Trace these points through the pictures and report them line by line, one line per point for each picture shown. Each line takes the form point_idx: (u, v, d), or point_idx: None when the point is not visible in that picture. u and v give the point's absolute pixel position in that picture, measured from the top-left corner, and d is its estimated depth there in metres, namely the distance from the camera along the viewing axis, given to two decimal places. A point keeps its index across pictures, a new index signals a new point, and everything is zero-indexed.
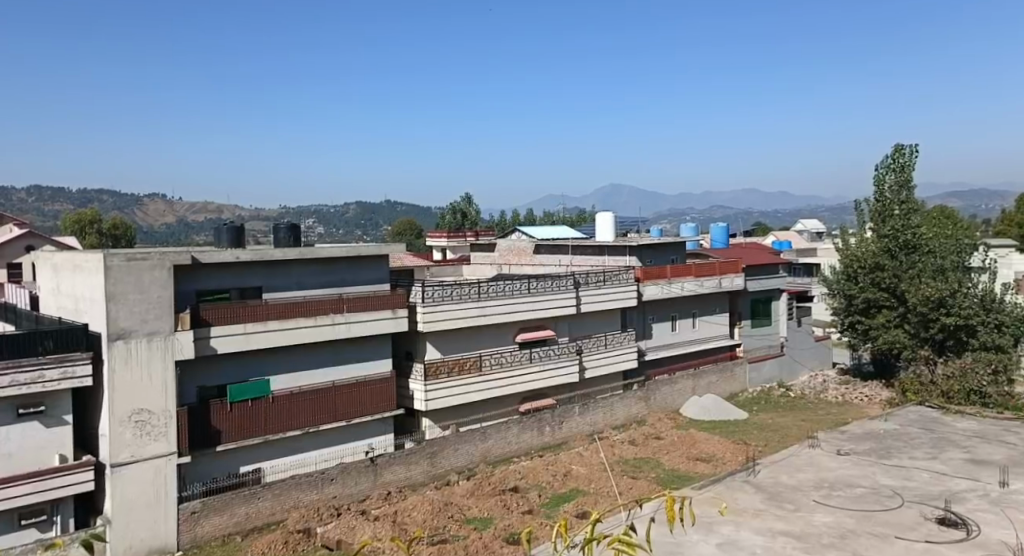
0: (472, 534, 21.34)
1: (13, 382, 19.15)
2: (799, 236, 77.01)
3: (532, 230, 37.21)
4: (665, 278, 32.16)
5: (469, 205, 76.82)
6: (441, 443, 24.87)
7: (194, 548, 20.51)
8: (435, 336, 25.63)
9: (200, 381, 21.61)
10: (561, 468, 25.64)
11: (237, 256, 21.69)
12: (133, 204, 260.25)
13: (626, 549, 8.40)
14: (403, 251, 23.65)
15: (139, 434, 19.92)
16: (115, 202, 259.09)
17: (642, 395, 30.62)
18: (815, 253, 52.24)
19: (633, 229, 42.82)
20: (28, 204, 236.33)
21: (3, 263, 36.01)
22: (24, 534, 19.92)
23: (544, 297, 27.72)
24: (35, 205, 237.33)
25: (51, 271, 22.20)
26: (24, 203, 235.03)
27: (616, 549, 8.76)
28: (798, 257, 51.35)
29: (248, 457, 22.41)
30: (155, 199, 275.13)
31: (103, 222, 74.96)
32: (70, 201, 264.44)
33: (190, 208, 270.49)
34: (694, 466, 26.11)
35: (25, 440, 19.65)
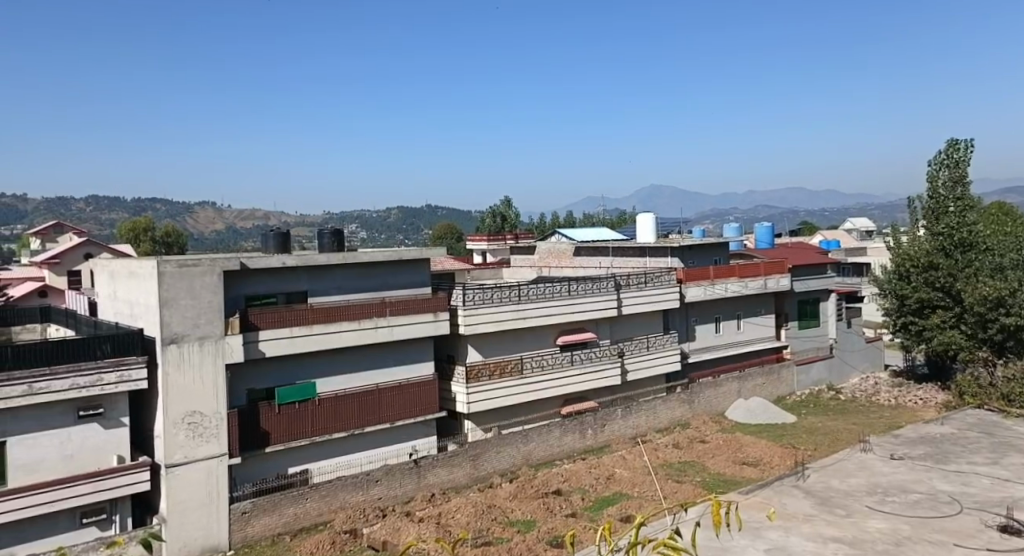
0: (516, 536, 21.40)
1: (74, 385, 19.96)
2: (848, 235, 75.29)
3: (572, 232, 37.17)
4: (709, 279, 31.80)
5: (509, 208, 77.13)
6: (483, 445, 25.02)
7: (245, 547, 21.03)
8: (476, 339, 25.81)
9: (249, 384, 22.18)
10: (604, 471, 25.56)
11: (283, 261, 22.22)
12: (190, 214, 267.90)
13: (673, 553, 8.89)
14: (443, 255, 23.93)
15: (192, 436, 20.53)
16: (172, 212, 267.15)
17: (685, 398, 30.30)
18: (864, 252, 51.05)
19: (675, 229, 42.45)
20: (91, 216, 244.97)
21: (64, 269, 37.43)
22: (85, 532, 20.71)
23: (585, 299, 27.68)
24: (98, 217, 246.04)
25: (108, 278, 23.07)
26: (88, 215, 243.89)
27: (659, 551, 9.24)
28: (846, 256, 50.24)
29: (296, 458, 22.91)
30: (211, 210, 282.81)
31: (156, 229, 77.31)
32: (131, 212, 273.62)
33: (245, 217, 277.28)
34: (741, 470, 25.71)
35: (84, 441, 20.44)
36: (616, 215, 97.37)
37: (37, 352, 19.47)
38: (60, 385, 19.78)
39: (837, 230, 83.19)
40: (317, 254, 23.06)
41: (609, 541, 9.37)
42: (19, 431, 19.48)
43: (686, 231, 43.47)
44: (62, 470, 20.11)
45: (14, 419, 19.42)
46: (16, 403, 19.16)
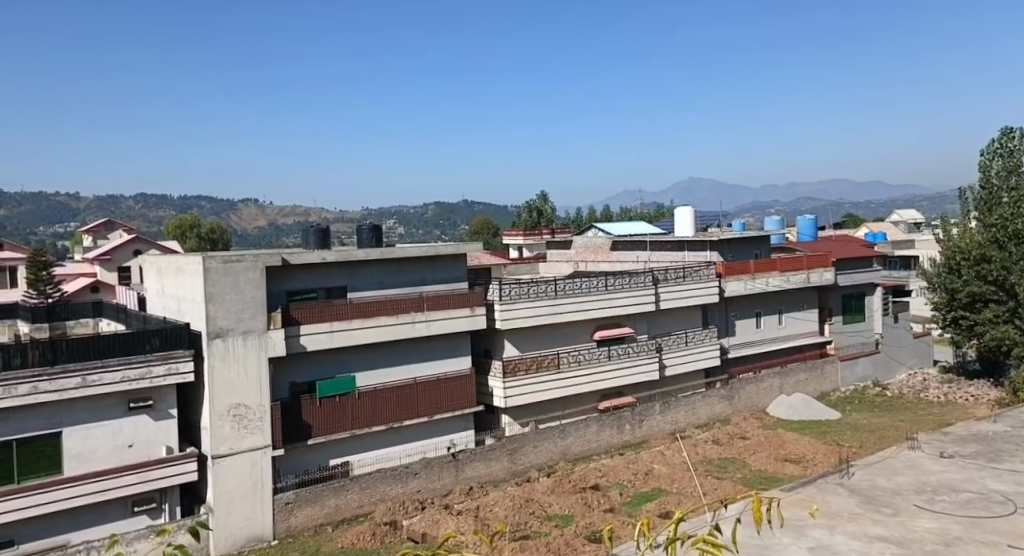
0: (554, 531, 21.42)
1: (124, 378, 20.60)
2: (894, 227, 73.50)
3: (609, 226, 36.97)
4: (749, 273, 31.35)
5: (546, 203, 77.02)
6: (520, 440, 25.12)
7: (289, 538, 21.49)
8: (513, 334, 25.90)
9: (291, 378, 22.62)
10: (642, 467, 25.43)
11: (324, 257, 22.58)
12: (240, 211, 273.41)
13: (714, 550, 8.92)
14: (479, 250, 24.07)
15: (237, 428, 21.01)
16: (223, 209, 273.28)
17: (725, 394, 29.95)
18: (913, 245, 49.73)
19: (715, 223, 41.92)
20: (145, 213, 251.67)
21: (116, 264, 38.52)
22: (136, 520, 21.40)
23: (623, 294, 27.55)
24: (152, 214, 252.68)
25: (157, 274, 23.75)
26: (143, 213, 250.60)
27: (700, 547, 9.27)
28: (893, 249, 49.08)
29: (337, 451, 23.33)
30: (261, 207, 288.30)
31: (201, 226, 79.04)
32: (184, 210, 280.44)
33: (293, 214, 281.99)
34: (783, 468, 25.31)
35: (135, 433, 21.12)
36: (656, 209, 96.62)
37: (89, 346, 20.15)
38: (112, 378, 20.45)
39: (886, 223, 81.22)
40: (356, 250, 23.42)
41: (649, 535, 9.45)
42: (73, 422, 20.21)
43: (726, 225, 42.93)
44: (114, 460, 20.82)
45: (68, 410, 20.15)
46: (70, 395, 19.86)
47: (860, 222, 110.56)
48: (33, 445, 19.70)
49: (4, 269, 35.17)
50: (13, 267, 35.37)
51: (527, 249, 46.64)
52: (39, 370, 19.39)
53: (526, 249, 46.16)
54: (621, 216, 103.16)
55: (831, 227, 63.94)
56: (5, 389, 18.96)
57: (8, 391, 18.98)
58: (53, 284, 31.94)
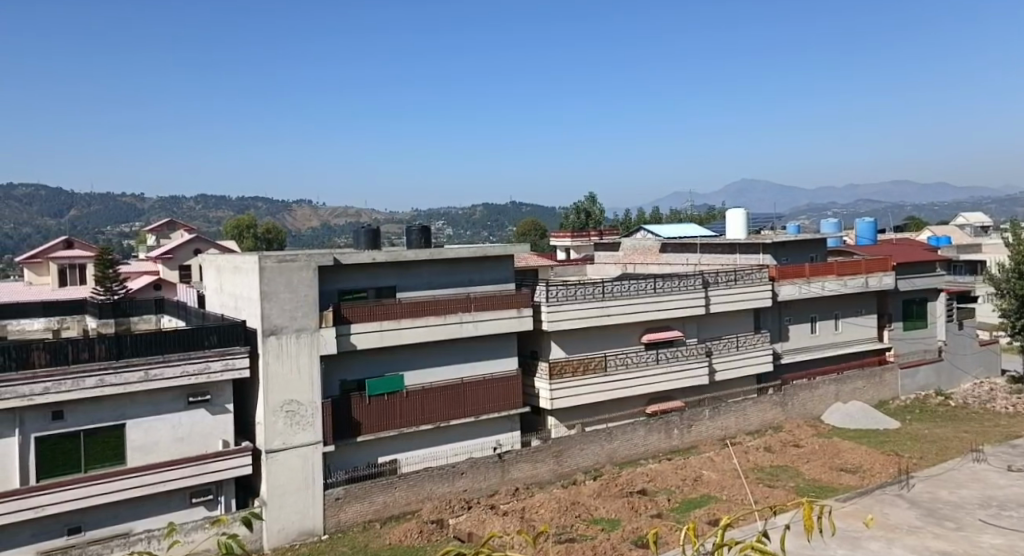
0: (601, 535, 21.30)
1: (183, 372, 21.35)
2: (956, 229, 70.90)
3: (659, 228, 36.56)
4: (804, 277, 30.61)
5: (594, 204, 76.65)
6: (567, 442, 25.06)
7: (339, 533, 21.90)
8: (561, 336, 25.84)
9: (341, 375, 23.02)
10: (691, 473, 25.07)
11: (374, 258, 22.91)
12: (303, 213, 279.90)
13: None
14: (526, 251, 24.16)
15: (290, 424, 21.49)
16: (286, 211, 280.02)
17: (778, 400, 29.30)
18: (979, 248, 47.84)
19: (769, 226, 41.06)
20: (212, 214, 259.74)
21: (176, 265, 39.68)
22: (194, 511, 22.11)
23: (672, 297, 27.20)
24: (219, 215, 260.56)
25: (216, 272, 24.50)
26: (210, 214, 258.74)
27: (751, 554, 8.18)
28: (956, 253, 47.34)
29: (385, 449, 23.65)
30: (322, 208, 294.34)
31: (257, 226, 81.18)
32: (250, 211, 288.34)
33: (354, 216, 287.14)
34: (838, 478, 24.60)
35: (193, 426, 21.87)
36: (706, 211, 95.24)
37: (151, 342, 20.95)
38: (172, 372, 21.21)
39: (950, 226, 78.37)
40: (405, 250, 23.73)
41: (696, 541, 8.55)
42: (136, 415, 21.04)
43: (779, 227, 42.05)
44: (173, 452, 21.58)
45: (131, 403, 20.98)
46: (133, 389, 20.68)
47: (925, 224, 106.86)
48: (99, 437, 20.57)
49: (74, 266, 36.76)
50: (83, 264, 36.95)
51: (574, 250, 46.45)
52: (104, 364, 20.25)
53: (573, 251, 45.99)
54: (670, 218, 102.11)
55: (888, 231, 62.03)
56: (73, 382, 19.84)
57: (76, 384, 19.86)
58: (119, 282, 32.35)
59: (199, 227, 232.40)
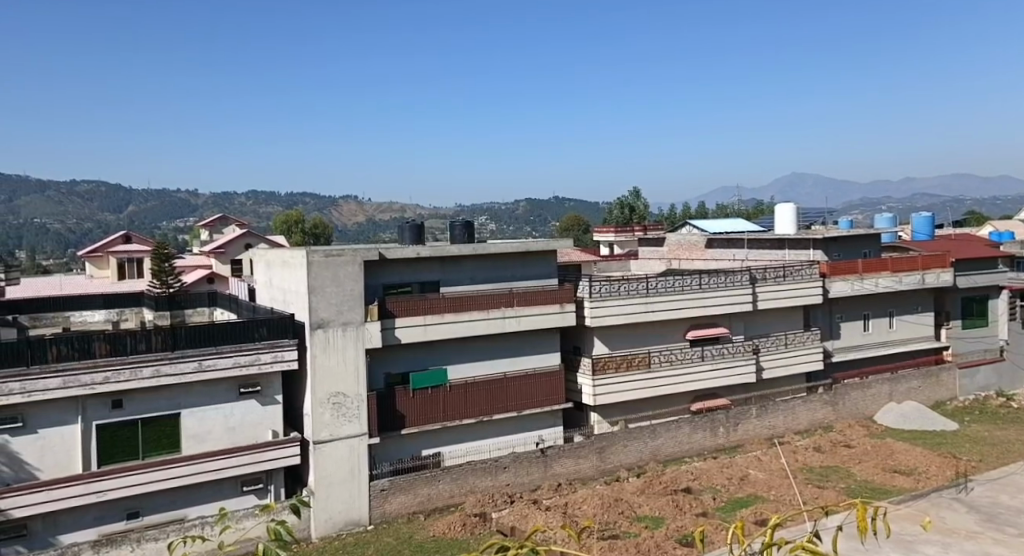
0: (644, 532, 21.14)
1: (235, 363, 21.95)
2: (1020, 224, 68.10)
3: (705, 223, 36.00)
4: (857, 273, 29.78)
5: (638, 199, 75.83)
6: (610, 438, 24.92)
7: (384, 523, 22.24)
8: (603, 332, 25.67)
9: (386, 368, 23.32)
10: (738, 472, 24.70)
11: (418, 253, 23.10)
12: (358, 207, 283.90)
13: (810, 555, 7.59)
14: (568, 246, 24.07)
15: (337, 416, 21.89)
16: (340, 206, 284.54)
17: (828, 400, 28.62)
18: None
19: (820, 221, 40.16)
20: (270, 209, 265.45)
21: (227, 259, 40.61)
22: (245, 499, 22.71)
23: (717, 293, 26.73)
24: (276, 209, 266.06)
25: (265, 266, 25.06)
26: (268, 208, 264.50)
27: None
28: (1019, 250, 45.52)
29: (430, 441, 23.89)
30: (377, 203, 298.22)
31: (305, 221, 82.55)
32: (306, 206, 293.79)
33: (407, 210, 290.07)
34: (892, 479, 23.87)
35: (244, 416, 22.48)
36: (757, 205, 93.36)
37: (204, 333, 21.59)
38: (224, 363, 21.82)
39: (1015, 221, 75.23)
40: (449, 245, 23.88)
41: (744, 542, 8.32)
42: (191, 405, 21.71)
43: (831, 223, 40.94)
44: (226, 441, 22.19)
45: (186, 393, 21.64)
46: (188, 379, 21.32)
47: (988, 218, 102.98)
48: (156, 425, 21.29)
49: (132, 260, 37.99)
50: (140, 259, 38.18)
51: (618, 246, 46.03)
52: (160, 355, 20.91)
53: (617, 246, 45.60)
54: (717, 214, 100.34)
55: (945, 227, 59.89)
56: (131, 371, 20.54)
57: (134, 374, 20.55)
58: (174, 275, 33.32)
59: (255, 221, 237.18)
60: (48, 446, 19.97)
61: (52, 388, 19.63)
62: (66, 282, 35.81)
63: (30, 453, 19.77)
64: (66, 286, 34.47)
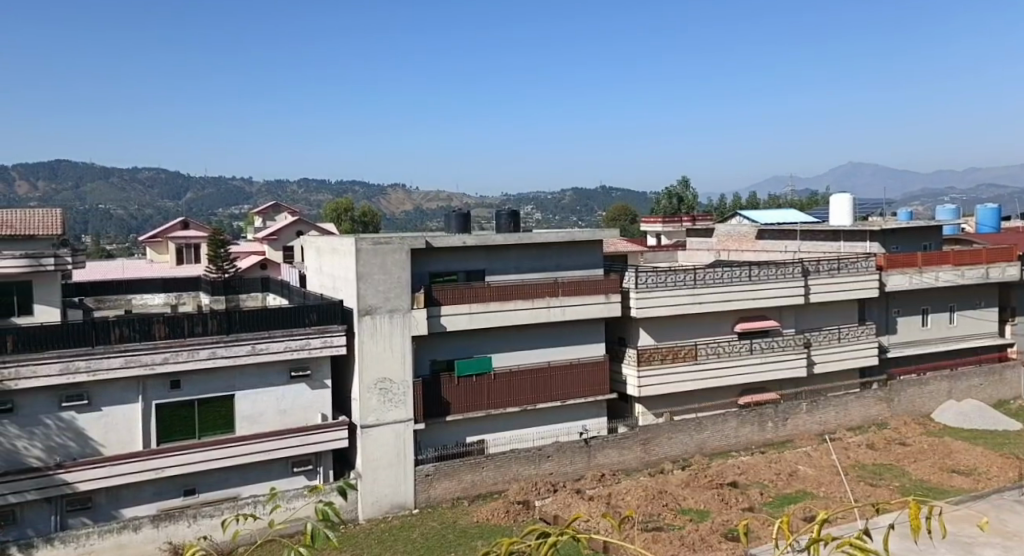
0: (688, 525, 20.88)
1: (287, 347, 22.45)
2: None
3: (756, 214, 35.27)
4: (916, 266, 28.77)
5: (687, 189, 74.69)
6: (654, 430, 24.75)
7: (429, 507, 22.54)
8: (649, 323, 25.42)
9: (432, 355, 23.56)
10: (786, 467, 24.24)
11: (464, 241, 23.22)
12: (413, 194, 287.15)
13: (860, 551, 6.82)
14: (614, 236, 23.86)
15: (383, 401, 22.20)
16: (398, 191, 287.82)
17: (883, 396, 27.81)
18: None
19: (877, 212, 38.99)
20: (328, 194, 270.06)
21: (280, 246, 41.46)
22: (296, 479, 23.28)
23: (768, 285, 26.17)
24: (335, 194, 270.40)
25: (315, 253, 25.49)
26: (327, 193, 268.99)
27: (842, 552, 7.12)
28: None
29: (474, 429, 24.08)
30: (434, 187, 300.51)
31: (355, 209, 83.70)
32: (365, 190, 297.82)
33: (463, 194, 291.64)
34: (950, 479, 23.01)
35: (295, 399, 23.02)
36: (813, 195, 90.99)
37: (257, 318, 22.14)
38: (277, 347, 22.35)
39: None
40: (495, 234, 23.91)
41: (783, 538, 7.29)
42: (244, 387, 22.32)
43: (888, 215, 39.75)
44: (278, 423, 22.77)
45: (240, 375, 22.25)
46: (242, 362, 21.92)
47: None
48: (212, 405, 21.97)
49: (190, 245, 39.13)
50: (197, 244, 39.29)
51: (665, 236, 45.46)
52: (216, 338, 21.55)
53: (664, 237, 45.04)
54: (769, 205, 98.30)
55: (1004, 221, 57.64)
56: (189, 353, 21.21)
57: (191, 355, 21.23)
58: (229, 261, 34.23)
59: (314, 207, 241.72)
60: (111, 423, 20.80)
61: (115, 367, 20.39)
62: (128, 266, 37.16)
63: (95, 429, 20.61)
64: (128, 269, 35.75)
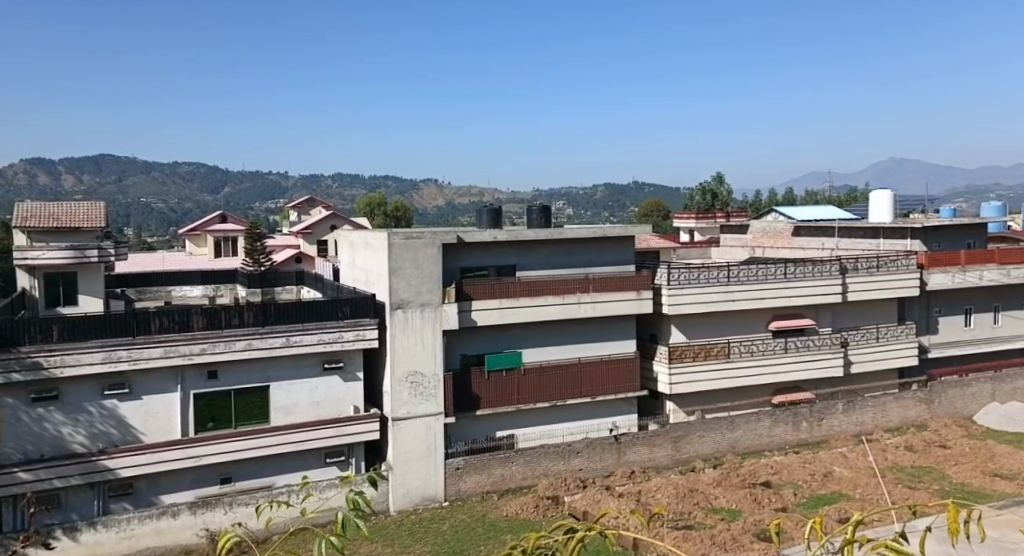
0: (719, 524, 20.63)
1: (320, 340, 22.70)
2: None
3: (793, 211, 34.66)
4: (959, 265, 27.99)
5: (721, 185, 73.71)
6: (686, 428, 24.54)
7: (458, 501, 22.64)
8: (681, 320, 25.15)
9: (463, 349, 23.61)
10: (821, 468, 23.83)
11: (495, 236, 23.21)
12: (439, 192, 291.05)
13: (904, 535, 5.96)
14: (645, 232, 23.66)
15: (414, 394, 22.29)
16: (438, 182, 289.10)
17: (923, 397, 27.17)
18: None
19: (919, 209, 38.07)
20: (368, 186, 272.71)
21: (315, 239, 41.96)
22: (328, 470, 23.56)
23: (803, 283, 25.71)
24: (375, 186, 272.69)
25: (349, 248, 25.68)
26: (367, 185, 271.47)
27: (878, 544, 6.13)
28: None
29: (504, 424, 24.12)
30: None
31: (389, 203, 84.28)
32: None
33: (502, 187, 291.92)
34: (992, 483, 22.35)
35: (329, 391, 23.29)
36: (850, 192, 89.02)
37: (292, 310, 22.41)
38: (310, 340, 22.61)
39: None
40: (526, 230, 23.85)
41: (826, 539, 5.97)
42: (279, 378, 22.65)
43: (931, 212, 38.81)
44: (312, 414, 23.07)
45: (275, 367, 22.57)
46: (277, 353, 22.23)
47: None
48: (247, 396, 22.34)
49: (227, 239, 39.77)
50: (234, 238, 39.90)
51: (699, 233, 44.92)
52: (252, 330, 21.88)
53: (697, 234, 44.54)
54: (807, 201, 96.65)
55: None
56: (225, 344, 21.58)
57: (228, 346, 21.59)
58: (266, 255, 34.73)
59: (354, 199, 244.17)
60: (151, 411, 21.29)
61: (155, 357, 20.82)
62: (168, 259, 37.91)
63: (136, 417, 21.13)
64: (168, 262, 36.53)
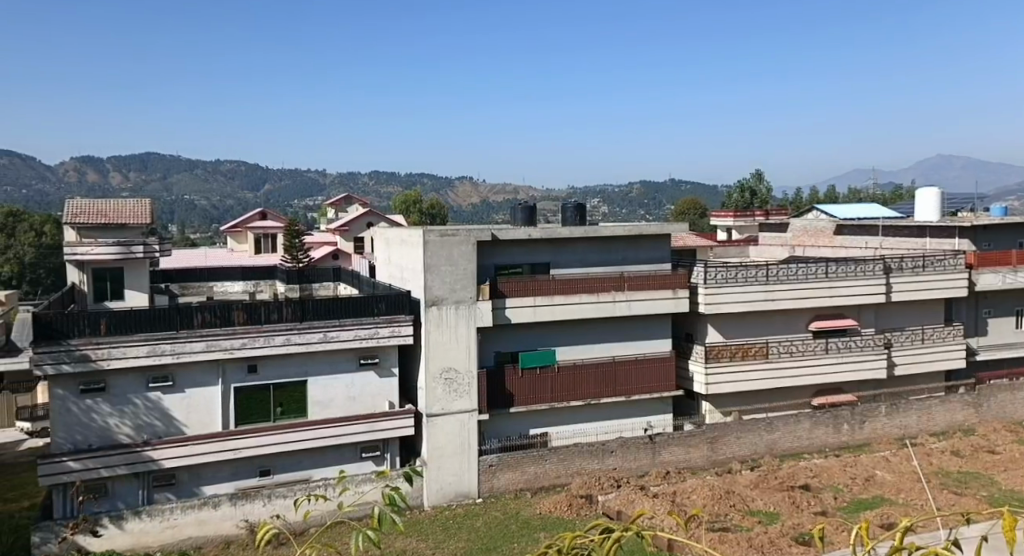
0: (756, 527, 20.25)
1: (356, 335, 22.88)
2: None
3: (835, 209, 33.84)
4: (1010, 264, 27.01)
5: (761, 182, 72.41)
6: (723, 428, 24.17)
7: (492, 498, 22.64)
8: (718, 320, 24.75)
9: (497, 347, 23.57)
10: (863, 471, 23.27)
11: (529, 234, 23.10)
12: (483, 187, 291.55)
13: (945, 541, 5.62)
14: (681, 231, 23.34)
15: (448, 391, 22.31)
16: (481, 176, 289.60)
17: (970, 401, 26.34)
18: None
19: (967, 207, 36.89)
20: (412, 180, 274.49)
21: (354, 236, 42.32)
22: (364, 464, 23.73)
23: (844, 283, 25.09)
24: None
25: (385, 245, 25.82)
26: None
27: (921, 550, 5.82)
28: None
29: (538, 421, 24.06)
30: None
31: (425, 200, 84.57)
32: None
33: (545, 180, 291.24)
34: None
35: (365, 386, 23.48)
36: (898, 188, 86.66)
37: (329, 306, 22.62)
38: (347, 335, 22.81)
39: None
40: (561, 227, 23.69)
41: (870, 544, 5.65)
42: (317, 373, 22.91)
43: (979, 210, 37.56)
44: (348, 409, 23.27)
45: (312, 361, 22.83)
46: (314, 348, 22.47)
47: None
48: (285, 390, 22.63)
49: (267, 236, 40.34)
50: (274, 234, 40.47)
51: (737, 231, 44.12)
52: (290, 325, 22.16)
53: (735, 233, 43.76)
54: (852, 197, 94.43)
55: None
56: (265, 339, 21.89)
57: (267, 341, 21.91)
58: (304, 251, 35.14)
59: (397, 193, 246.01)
60: (193, 403, 21.69)
61: (197, 351, 21.21)
62: (211, 255, 38.62)
63: (179, 409, 21.55)
64: (210, 258, 37.24)
